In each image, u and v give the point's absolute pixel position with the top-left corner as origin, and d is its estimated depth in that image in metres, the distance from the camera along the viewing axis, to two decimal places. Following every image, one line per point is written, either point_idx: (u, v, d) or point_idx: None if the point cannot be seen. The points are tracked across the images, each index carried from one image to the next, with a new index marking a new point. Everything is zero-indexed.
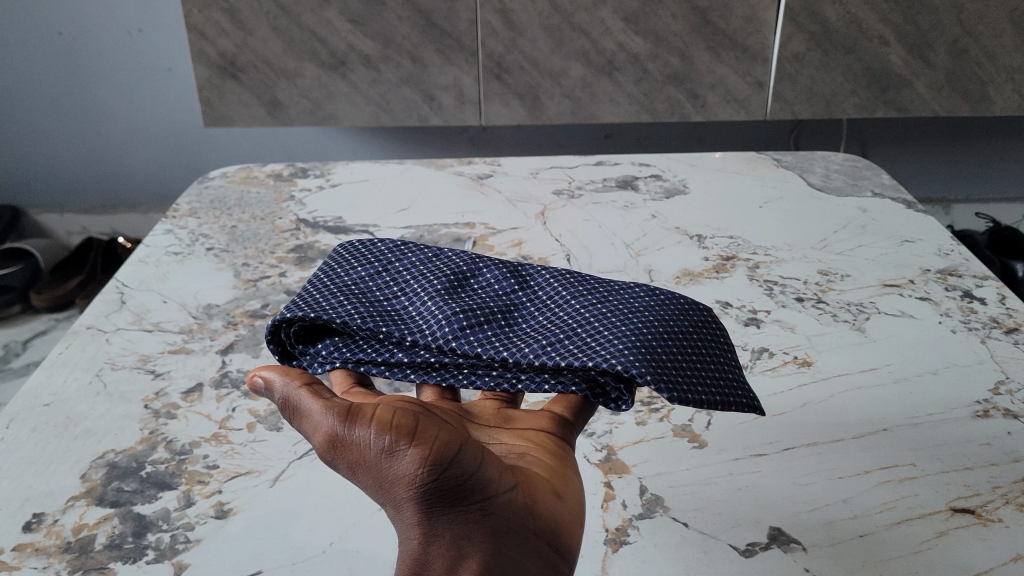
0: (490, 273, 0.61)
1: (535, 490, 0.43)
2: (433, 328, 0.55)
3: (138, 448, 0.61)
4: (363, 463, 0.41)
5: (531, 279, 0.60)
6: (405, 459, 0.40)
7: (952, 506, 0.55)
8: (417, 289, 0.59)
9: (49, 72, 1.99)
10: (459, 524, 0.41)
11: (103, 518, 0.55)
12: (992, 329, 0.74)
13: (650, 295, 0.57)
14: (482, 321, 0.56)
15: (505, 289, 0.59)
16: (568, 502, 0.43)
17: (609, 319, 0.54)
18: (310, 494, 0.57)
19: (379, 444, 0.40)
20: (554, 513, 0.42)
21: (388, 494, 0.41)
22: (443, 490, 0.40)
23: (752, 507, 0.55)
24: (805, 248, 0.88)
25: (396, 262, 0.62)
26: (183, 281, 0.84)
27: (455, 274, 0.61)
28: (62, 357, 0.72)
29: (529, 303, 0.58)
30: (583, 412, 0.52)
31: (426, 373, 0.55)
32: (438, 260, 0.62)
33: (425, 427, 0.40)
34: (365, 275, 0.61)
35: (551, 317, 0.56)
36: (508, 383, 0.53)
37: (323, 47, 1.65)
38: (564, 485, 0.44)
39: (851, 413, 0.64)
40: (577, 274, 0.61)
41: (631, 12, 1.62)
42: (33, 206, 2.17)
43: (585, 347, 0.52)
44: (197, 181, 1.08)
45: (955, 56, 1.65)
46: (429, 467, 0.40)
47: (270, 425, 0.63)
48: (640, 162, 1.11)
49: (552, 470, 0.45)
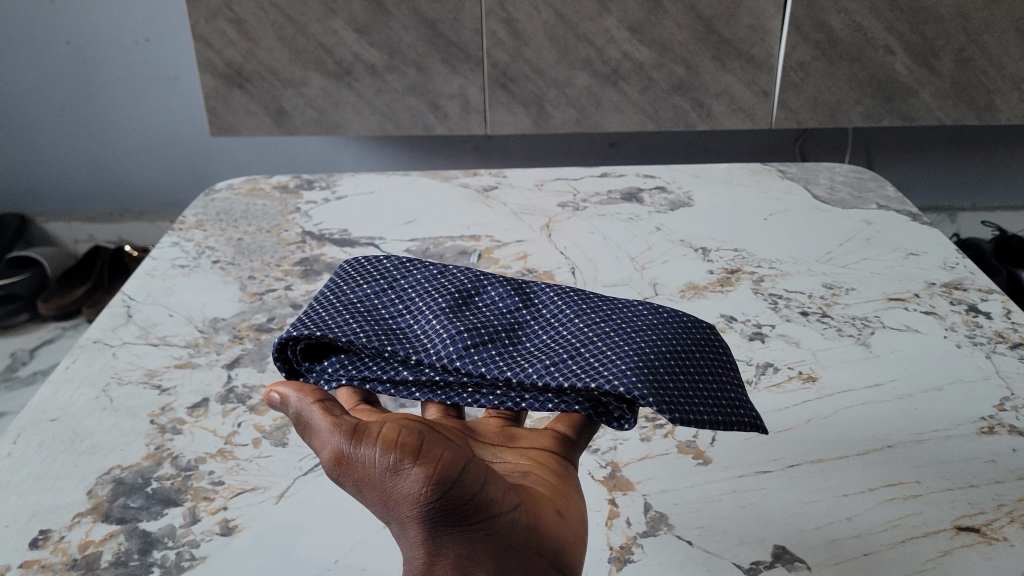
0: (495, 290, 0.61)
1: (538, 509, 0.43)
2: (437, 346, 0.55)
3: (144, 464, 0.61)
4: (368, 480, 0.41)
5: (535, 296, 0.60)
6: (410, 478, 0.40)
7: (957, 524, 0.55)
8: (423, 308, 0.59)
9: (55, 79, 2.00)
10: (464, 542, 0.41)
11: (109, 535, 0.55)
12: (996, 344, 0.74)
13: (652, 311, 0.57)
14: (486, 339, 0.56)
15: (509, 307, 0.60)
16: (570, 521, 0.44)
17: (611, 337, 0.54)
18: (317, 509, 0.57)
19: (383, 462, 0.40)
20: (556, 532, 0.43)
21: (394, 513, 0.41)
22: (446, 511, 0.40)
23: (756, 525, 0.55)
24: (811, 261, 0.88)
25: (401, 280, 0.62)
26: (190, 294, 0.84)
27: (460, 291, 0.61)
28: (70, 371, 0.72)
29: (531, 322, 0.58)
30: (582, 431, 0.52)
31: (430, 391, 0.55)
32: (443, 277, 0.62)
33: (430, 446, 0.40)
34: (373, 293, 0.61)
35: (555, 336, 0.56)
36: (512, 401, 0.53)
37: (329, 56, 1.66)
38: (568, 505, 0.44)
39: (857, 430, 0.64)
40: (581, 291, 0.61)
41: (636, 20, 1.62)
42: (41, 215, 2.18)
43: (588, 367, 0.52)
44: (204, 193, 1.08)
45: (961, 64, 1.65)
46: (433, 486, 0.40)
47: (275, 441, 0.63)
48: (645, 174, 1.11)
49: (555, 488, 0.45)
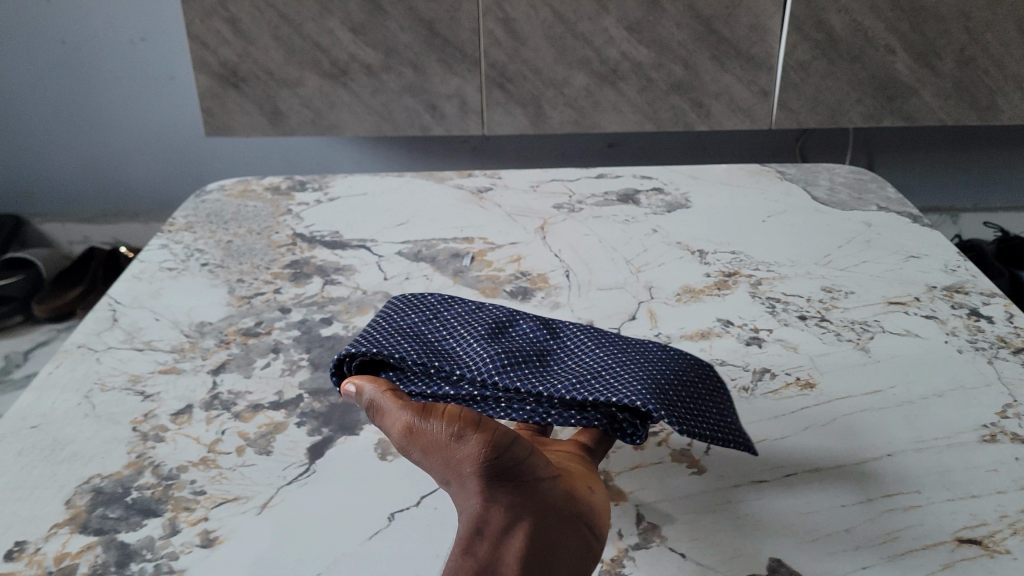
0: (526, 323, 0.66)
1: (573, 482, 0.49)
2: (477, 365, 0.60)
3: (124, 473, 0.60)
4: (434, 447, 0.47)
5: (562, 330, 0.65)
6: (473, 442, 0.46)
7: (958, 536, 0.53)
8: (463, 335, 0.64)
9: (50, 79, 1.98)
10: (513, 499, 0.46)
11: (86, 546, 0.54)
12: (999, 350, 0.72)
13: (662, 350, 0.63)
14: (520, 361, 0.60)
15: (539, 337, 0.64)
16: (599, 496, 0.50)
17: (628, 365, 0.60)
18: (294, 524, 0.55)
19: (449, 430, 0.47)
20: (589, 502, 0.49)
21: (455, 474, 0.47)
22: (502, 473, 0.46)
23: (752, 537, 0.54)
24: (809, 264, 0.87)
25: (443, 311, 0.67)
26: (177, 298, 0.83)
27: (496, 323, 0.65)
28: (51, 377, 0.70)
29: (558, 351, 0.63)
30: (601, 442, 0.57)
31: (467, 404, 0.59)
32: (480, 311, 0.67)
33: (487, 420, 0.47)
34: (421, 320, 0.66)
35: (579, 362, 0.61)
36: (539, 416, 0.57)
37: (325, 56, 1.64)
38: (596, 485, 0.51)
39: (857, 438, 0.62)
40: (601, 330, 0.66)
41: (634, 20, 1.61)
42: (36, 216, 2.17)
43: (607, 386, 0.57)
44: (195, 194, 1.07)
45: (962, 64, 1.63)
46: (492, 450, 0.46)
47: (260, 449, 0.62)
48: (641, 175, 1.10)
49: (584, 471, 0.52)
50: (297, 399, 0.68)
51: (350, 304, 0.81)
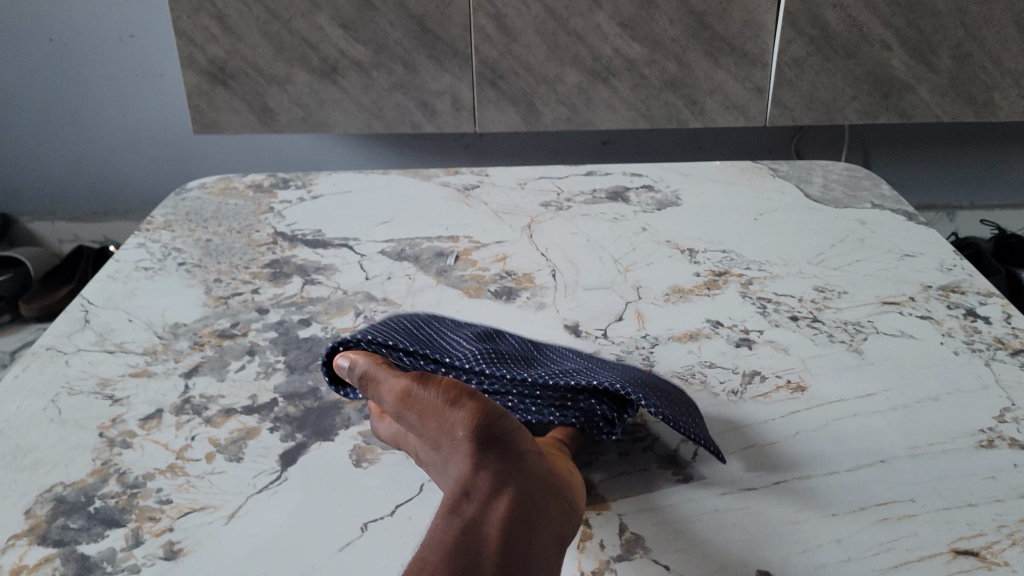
0: (514, 338, 0.66)
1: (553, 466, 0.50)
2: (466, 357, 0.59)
3: (88, 481, 0.58)
4: (428, 415, 0.49)
5: (547, 347, 0.66)
6: (463, 411, 0.48)
7: (953, 547, 0.51)
8: (453, 335, 0.64)
9: (37, 76, 1.96)
10: (499, 466, 0.47)
11: (44, 559, 0.52)
12: (996, 351, 0.70)
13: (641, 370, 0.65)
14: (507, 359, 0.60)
15: (527, 348, 0.65)
16: (577, 483, 0.51)
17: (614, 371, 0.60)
18: (262, 535, 0.53)
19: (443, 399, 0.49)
20: (569, 484, 0.50)
21: (446, 442, 0.48)
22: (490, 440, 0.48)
23: (740, 548, 0.52)
24: (802, 263, 0.84)
25: (436, 319, 0.67)
26: (153, 298, 0.80)
27: (487, 334, 0.65)
28: (19, 380, 0.68)
29: (545, 358, 0.63)
30: (575, 438, 0.58)
31: None
32: (473, 325, 0.67)
33: (476, 393, 0.49)
34: (415, 319, 0.65)
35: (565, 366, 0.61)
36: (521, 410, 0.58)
37: (314, 52, 1.62)
38: (575, 474, 0.52)
39: (848, 443, 0.60)
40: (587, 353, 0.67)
41: (628, 16, 1.58)
42: (24, 215, 2.14)
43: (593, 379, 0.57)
44: (175, 192, 1.04)
45: (959, 60, 1.61)
46: (481, 418, 0.48)
47: (230, 456, 0.60)
48: (631, 172, 1.07)
49: (565, 461, 0.53)
50: (271, 403, 0.65)
51: (330, 304, 0.79)
